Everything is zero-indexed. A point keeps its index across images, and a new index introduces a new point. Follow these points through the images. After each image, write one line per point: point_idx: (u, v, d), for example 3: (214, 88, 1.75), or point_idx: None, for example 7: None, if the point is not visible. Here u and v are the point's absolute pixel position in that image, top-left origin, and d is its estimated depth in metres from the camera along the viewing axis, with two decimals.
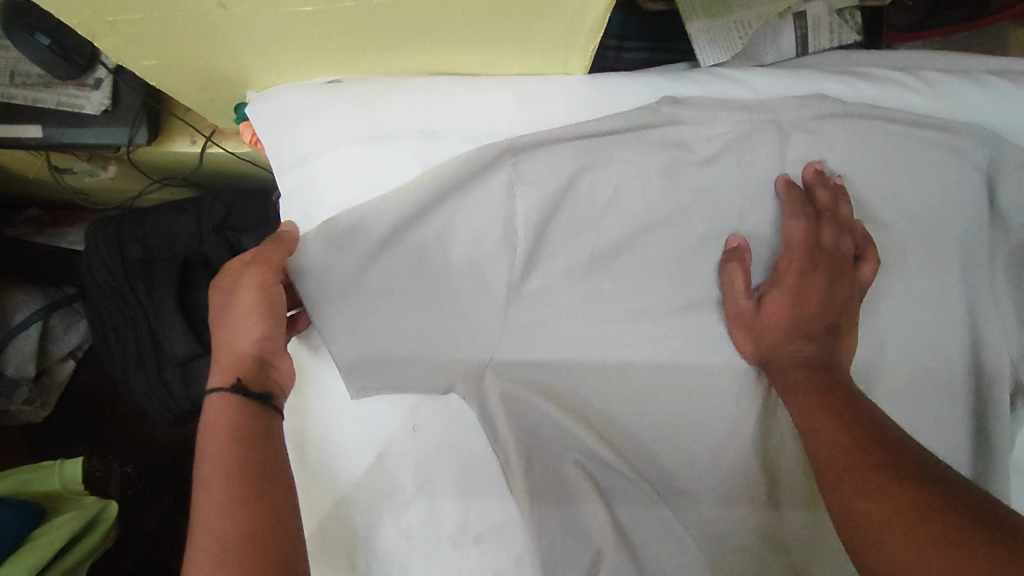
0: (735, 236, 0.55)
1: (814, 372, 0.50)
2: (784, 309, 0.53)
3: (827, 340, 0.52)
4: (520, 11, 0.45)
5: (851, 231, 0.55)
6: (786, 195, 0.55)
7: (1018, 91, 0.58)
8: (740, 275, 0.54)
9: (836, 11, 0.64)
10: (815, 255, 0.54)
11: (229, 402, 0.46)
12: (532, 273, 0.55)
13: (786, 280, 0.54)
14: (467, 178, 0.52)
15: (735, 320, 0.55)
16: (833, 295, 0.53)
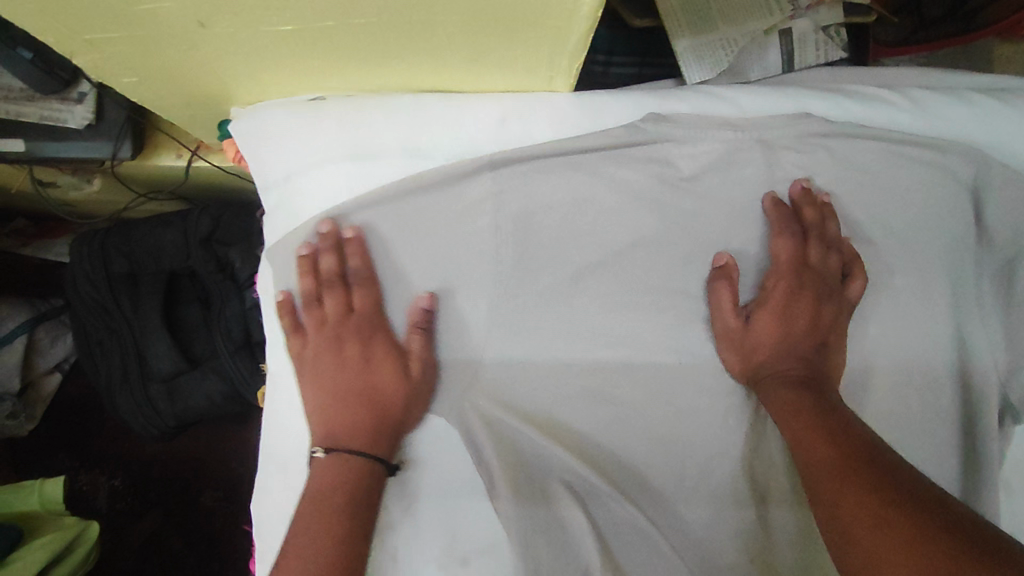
0: (723, 253, 0.55)
1: (804, 390, 0.50)
2: (772, 327, 0.53)
3: (816, 358, 0.53)
4: (503, 29, 0.45)
5: (838, 249, 0.55)
6: (774, 212, 0.55)
7: (1003, 108, 0.58)
8: (729, 293, 0.53)
9: (822, 28, 0.65)
10: (804, 274, 0.54)
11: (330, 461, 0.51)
12: (518, 291, 0.55)
13: (776, 299, 0.54)
14: (445, 183, 0.55)
15: (723, 337, 0.54)
16: (822, 313, 0.53)
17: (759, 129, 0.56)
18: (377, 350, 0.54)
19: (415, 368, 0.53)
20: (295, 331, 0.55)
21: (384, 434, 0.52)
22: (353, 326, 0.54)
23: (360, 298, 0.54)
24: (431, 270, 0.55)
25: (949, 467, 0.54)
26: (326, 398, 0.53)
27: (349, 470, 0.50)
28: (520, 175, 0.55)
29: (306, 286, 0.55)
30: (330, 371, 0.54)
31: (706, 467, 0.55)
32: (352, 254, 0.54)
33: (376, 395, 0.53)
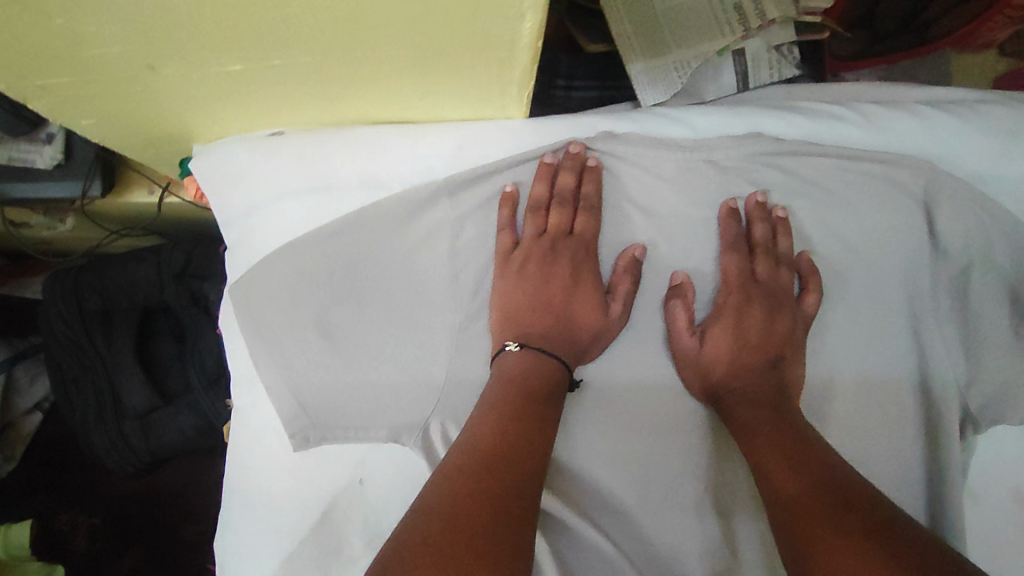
0: (678, 273, 0.55)
1: (764, 403, 0.51)
2: (726, 344, 0.54)
3: (772, 372, 0.53)
4: (448, 61, 0.46)
5: (790, 262, 0.56)
6: (725, 222, 0.56)
7: (949, 120, 0.59)
8: (683, 310, 0.54)
9: (775, 47, 0.66)
10: (750, 288, 0.55)
11: (524, 357, 0.51)
12: (479, 318, 0.55)
13: (729, 313, 0.54)
14: (404, 217, 0.55)
15: (681, 360, 0.54)
16: (774, 327, 0.54)
17: (707, 148, 0.56)
18: (586, 271, 0.55)
19: (613, 308, 0.54)
20: (507, 227, 0.55)
21: (575, 352, 0.53)
22: (573, 245, 0.55)
23: (581, 221, 0.55)
24: (391, 300, 0.55)
25: (914, 479, 0.54)
26: (514, 305, 0.54)
27: (537, 372, 0.51)
28: (475, 202, 0.55)
29: (538, 192, 0.55)
30: (540, 274, 0.54)
31: (670, 487, 0.54)
32: (588, 180, 0.55)
33: (566, 317, 0.54)
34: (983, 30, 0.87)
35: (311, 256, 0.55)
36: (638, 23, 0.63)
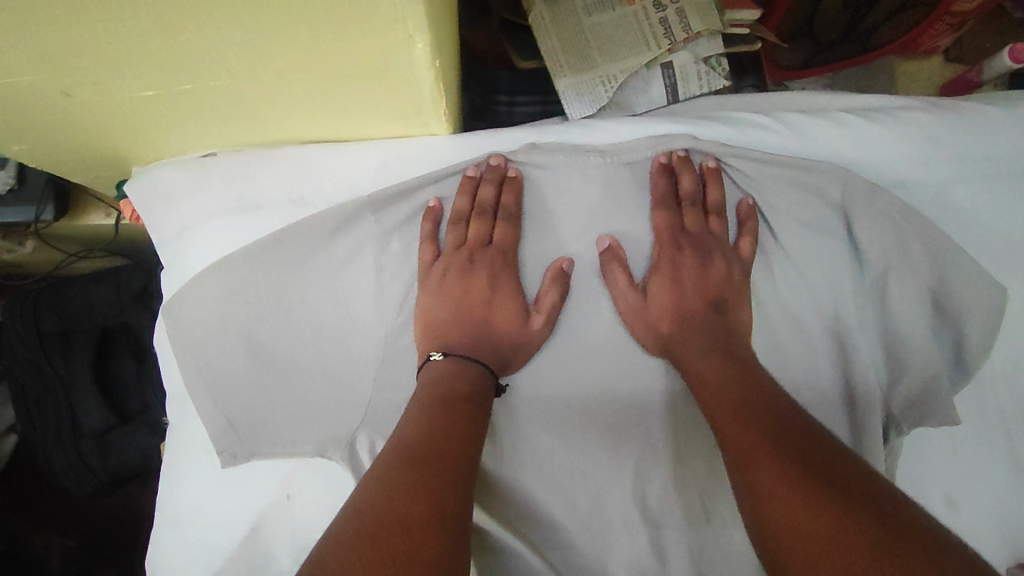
0: (604, 236, 0.56)
1: (723, 370, 0.50)
2: (667, 298, 0.55)
3: (715, 318, 0.54)
4: (355, 81, 0.47)
5: (722, 211, 0.57)
6: (656, 178, 0.57)
7: (870, 126, 0.59)
8: (620, 267, 0.55)
9: (703, 60, 0.66)
10: (683, 239, 0.56)
11: (450, 366, 0.52)
12: (406, 331, 0.56)
13: (664, 267, 0.56)
14: (329, 234, 0.55)
15: (629, 313, 0.55)
16: (709, 275, 0.55)
17: (628, 152, 0.57)
18: (504, 282, 0.56)
19: (535, 319, 0.55)
20: (428, 239, 0.56)
21: (499, 361, 0.54)
22: (492, 255, 0.56)
23: (501, 230, 0.56)
24: (318, 316, 0.55)
25: None
26: (438, 318, 0.55)
27: (462, 372, 0.52)
28: (401, 217, 0.57)
29: (459, 205, 0.56)
30: (459, 288, 0.55)
31: (597, 496, 0.55)
32: (507, 191, 0.56)
33: (488, 329, 0.55)
34: (927, 38, 0.87)
35: (234, 279, 0.55)
36: (564, 40, 0.64)
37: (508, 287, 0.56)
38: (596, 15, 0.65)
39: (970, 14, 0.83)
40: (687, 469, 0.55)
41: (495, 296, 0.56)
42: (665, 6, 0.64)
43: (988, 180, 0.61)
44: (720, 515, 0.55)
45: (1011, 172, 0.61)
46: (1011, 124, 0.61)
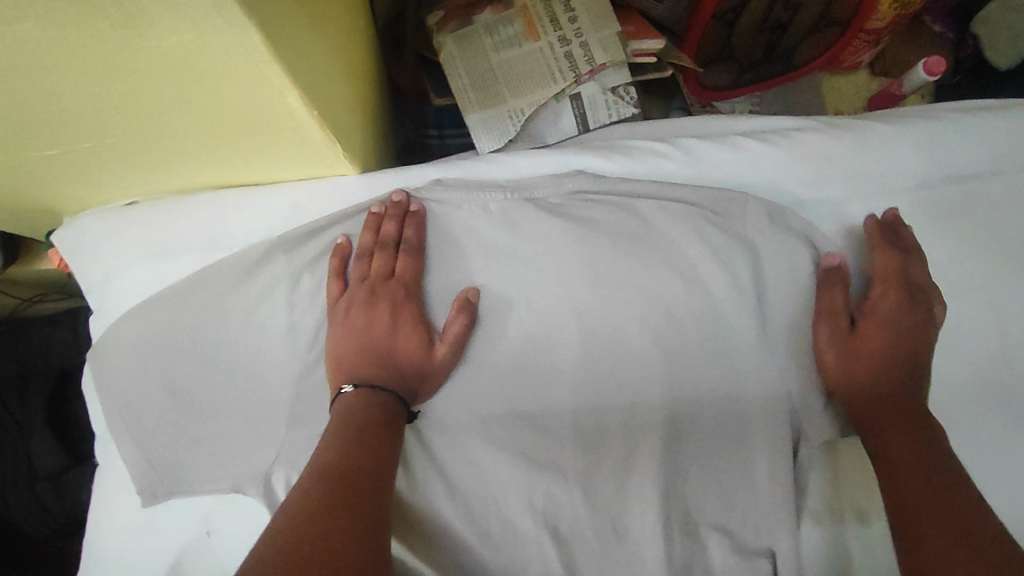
0: (834, 254, 0.59)
1: (910, 420, 0.53)
2: (868, 347, 0.56)
3: (914, 375, 0.55)
4: (245, 133, 0.49)
5: (925, 271, 0.59)
6: (876, 232, 0.60)
7: (765, 148, 0.62)
8: (834, 294, 0.58)
9: (611, 89, 0.68)
10: (905, 285, 0.58)
11: (361, 396, 0.52)
12: (319, 364, 0.57)
13: (887, 308, 0.57)
14: (242, 273, 0.57)
15: (828, 332, 0.57)
16: (907, 324, 0.57)
17: (528, 188, 0.60)
18: (406, 312, 0.56)
19: (439, 349, 0.56)
20: (336, 274, 0.58)
21: (407, 391, 0.55)
22: (394, 288, 0.57)
23: (402, 262, 0.57)
24: (233, 354, 0.57)
25: (744, 494, 0.57)
26: (344, 351, 0.55)
27: (368, 402, 0.52)
28: (311, 255, 0.59)
29: (365, 241, 0.58)
30: (363, 320, 0.55)
31: (510, 522, 0.55)
32: (411, 227, 0.58)
33: (393, 360, 0.55)
34: (847, 55, 0.90)
35: (152, 324, 0.57)
36: (473, 77, 0.67)
37: (410, 316, 0.56)
38: (504, 52, 0.67)
39: (882, 32, 0.86)
40: (598, 490, 0.56)
41: (398, 325, 0.56)
42: (570, 41, 0.67)
43: (887, 196, 0.62)
44: (630, 535, 0.56)
45: (907, 186, 0.62)
46: (904, 139, 0.62)
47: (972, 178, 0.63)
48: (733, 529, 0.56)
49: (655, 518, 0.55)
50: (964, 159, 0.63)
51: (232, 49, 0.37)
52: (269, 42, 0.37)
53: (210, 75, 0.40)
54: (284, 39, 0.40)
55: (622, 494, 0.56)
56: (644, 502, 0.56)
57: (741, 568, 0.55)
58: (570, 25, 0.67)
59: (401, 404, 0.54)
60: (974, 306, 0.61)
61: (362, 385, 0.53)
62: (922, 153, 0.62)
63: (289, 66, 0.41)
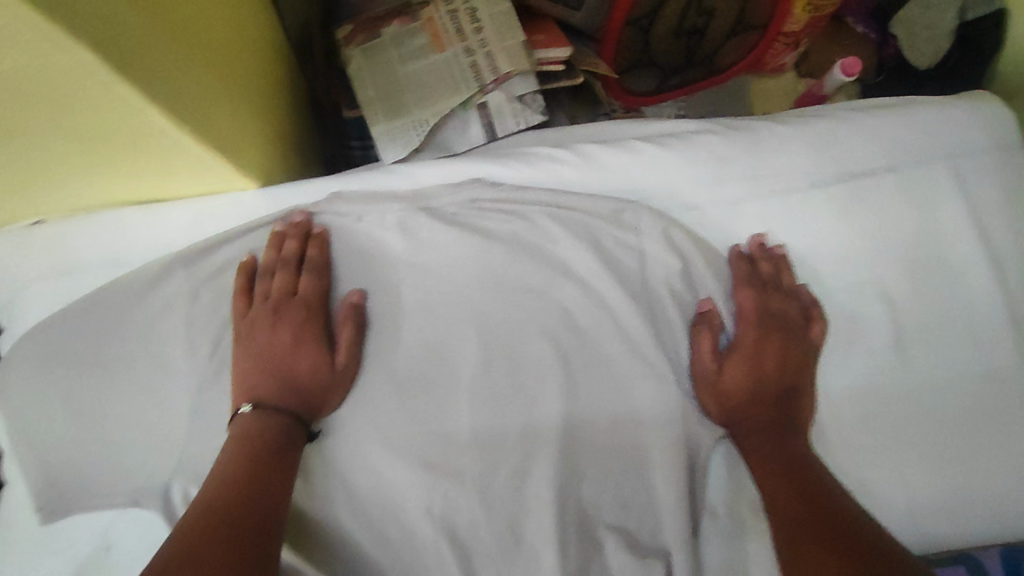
0: (707, 300, 0.61)
1: (773, 434, 0.56)
2: (732, 390, 0.59)
3: (785, 400, 0.58)
4: (122, 150, 0.48)
5: (797, 296, 0.62)
6: (758, 251, 0.62)
7: (663, 153, 0.62)
8: (702, 345, 0.59)
9: (518, 97, 0.69)
10: (768, 321, 0.60)
11: (255, 417, 0.53)
12: (220, 377, 0.58)
13: (748, 344, 0.60)
14: (141, 289, 0.58)
15: (701, 381, 0.59)
16: (779, 352, 0.59)
17: (425, 199, 0.62)
18: (309, 328, 0.57)
19: (339, 358, 0.57)
20: (243, 290, 0.58)
21: (312, 407, 0.56)
22: (297, 307, 0.58)
23: (305, 282, 0.58)
24: (133, 368, 0.58)
25: (640, 494, 0.58)
26: (248, 372, 0.56)
27: (266, 425, 0.53)
28: (213, 268, 0.60)
29: (267, 259, 0.59)
30: (266, 338, 0.56)
31: (409, 528, 0.56)
32: (313, 245, 0.59)
33: (296, 377, 0.56)
34: (770, 57, 0.92)
35: (49, 341, 0.57)
36: (381, 89, 0.67)
37: (310, 330, 0.57)
38: (411, 64, 0.68)
39: (802, 35, 0.88)
40: (496, 494, 0.56)
41: (298, 339, 0.57)
42: (475, 52, 0.68)
43: (783, 197, 0.63)
44: (528, 539, 0.56)
45: (803, 186, 0.63)
46: (800, 140, 0.63)
47: (866, 175, 0.64)
48: (631, 529, 0.57)
49: (551, 521, 0.55)
50: (859, 157, 0.64)
51: (93, 88, 0.38)
52: (127, 79, 0.38)
53: (81, 110, 0.40)
54: (150, 72, 0.40)
55: (519, 498, 0.57)
56: (541, 505, 0.56)
57: (637, 567, 0.55)
58: (475, 36, 0.68)
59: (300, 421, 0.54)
60: (865, 302, 0.63)
61: (264, 405, 0.54)
62: (818, 153, 0.63)
63: (159, 98, 0.42)
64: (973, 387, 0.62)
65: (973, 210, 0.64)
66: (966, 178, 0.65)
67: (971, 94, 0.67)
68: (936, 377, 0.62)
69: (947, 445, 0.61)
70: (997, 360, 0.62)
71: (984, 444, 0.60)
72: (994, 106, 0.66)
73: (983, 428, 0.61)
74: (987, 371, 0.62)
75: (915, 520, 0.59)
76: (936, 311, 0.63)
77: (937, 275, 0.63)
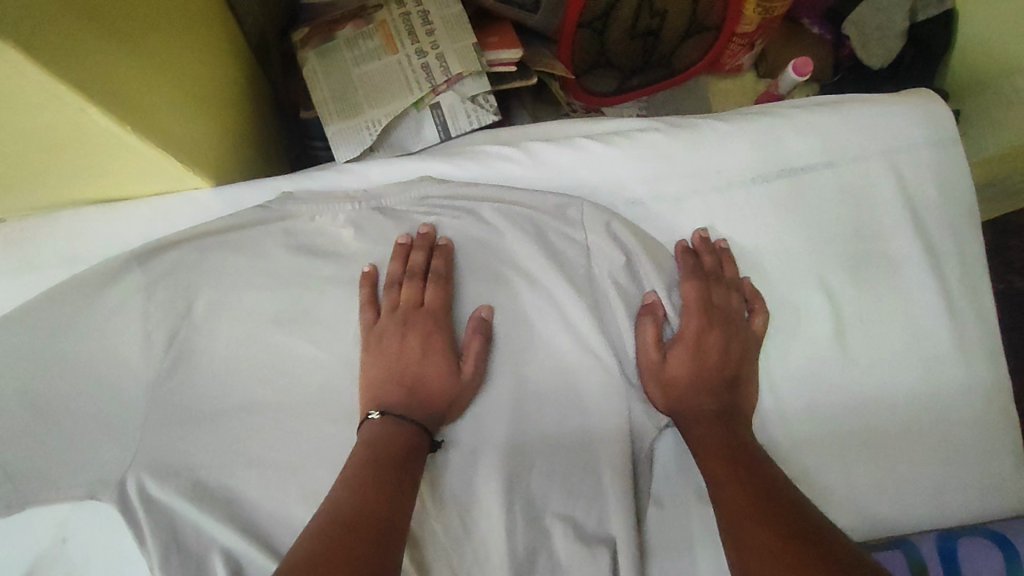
0: (651, 293, 0.62)
1: (720, 428, 0.56)
2: (678, 378, 0.59)
3: (725, 392, 0.59)
4: (71, 153, 0.50)
5: (739, 288, 0.63)
6: (703, 245, 0.64)
7: (606, 151, 0.66)
8: (647, 335, 0.60)
9: (470, 98, 0.72)
10: (710, 314, 0.61)
11: (387, 423, 0.53)
12: (177, 370, 0.59)
13: (692, 334, 0.60)
14: (96, 284, 0.59)
15: (647, 370, 0.60)
16: (722, 345, 0.60)
17: (376, 197, 0.64)
18: (435, 341, 0.57)
19: (466, 368, 0.57)
20: (370, 304, 0.59)
21: (434, 417, 0.55)
22: (422, 318, 0.58)
23: (430, 292, 0.59)
24: (89, 362, 0.58)
25: (588, 484, 0.58)
26: (373, 379, 0.56)
27: (402, 435, 0.52)
28: (167, 265, 0.60)
29: (392, 270, 0.60)
30: (393, 349, 0.57)
31: None
32: (439, 256, 0.60)
33: (418, 388, 0.56)
34: (727, 57, 0.95)
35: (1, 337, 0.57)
36: (334, 90, 0.70)
37: (438, 343, 0.57)
38: (364, 65, 0.71)
39: (756, 35, 0.91)
40: (446, 484, 0.56)
41: (427, 348, 0.57)
42: (427, 53, 0.70)
43: (725, 192, 0.65)
44: (477, 528, 0.56)
45: (743, 181, 0.65)
46: (740, 137, 0.66)
47: (805, 172, 0.66)
48: (578, 518, 0.57)
49: (499, 511, 0.55)
50: (799, 153, 0.66)
51: (27, 88, 0.40)
52: (57, 74, 0.40)
53: (20, 113, 0.43)
54: (83, 70, 0.43)
55: (468, 487, 0.56)
56: (491, 496, 0.56)
57: (584, 556, 0.56)
58: (427, 38, 0.71)
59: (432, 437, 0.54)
60: (809, 293, 0.64)
61: (392, 412, 0.54)
62: (757, 151, 0.66)
63: (94, 95, 0.44)
64: (915, 373, 0.64)
65: (910, 204, 0.66)
66: (903, 172, 0.67)
67: (910, 93, 0.70)
68: (879, 364, 0.63)
69: (889, 431, 0.62)
70: (936, 349, 0.64)
71: (921, 429, 0.62)
72: (935, 104, 0.68)
73: (922, 415, 0.63)
74: (928, 360, 0.64)
75: (856, 506, 0.61)
76: (877, 301, 0.64)
77: (877, 266, 0.65)
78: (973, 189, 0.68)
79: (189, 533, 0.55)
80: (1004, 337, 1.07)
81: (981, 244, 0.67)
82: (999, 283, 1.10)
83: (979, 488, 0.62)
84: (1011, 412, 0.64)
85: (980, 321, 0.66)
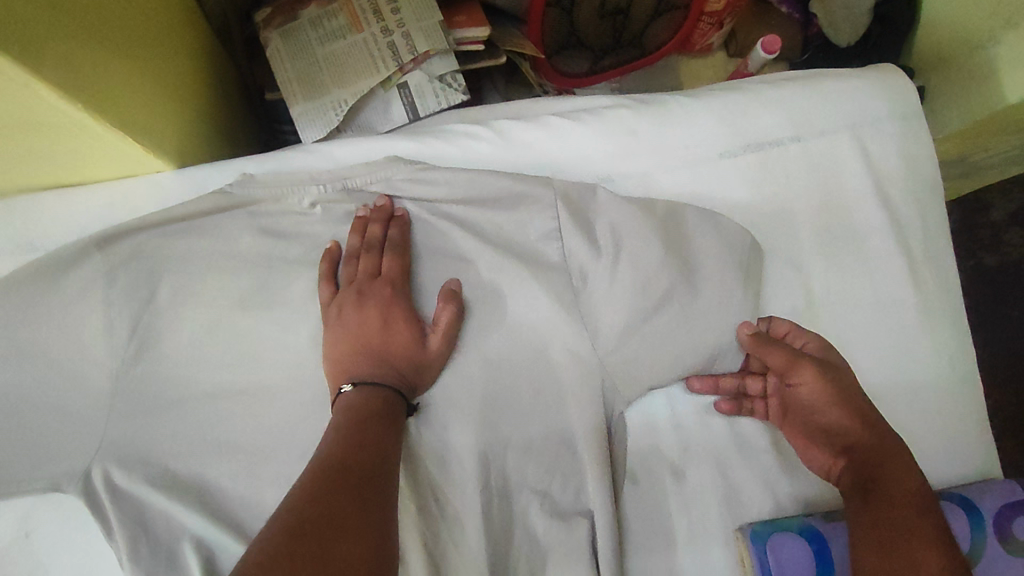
0: (745, 326, 0.60)
1: (909, 473, 0.54)
2: (860, 399, 0.58)
3: (884, 434, 0.56)
4: (21, 135, 0.48)
5: (816, 345, 0.61)
6: (749, 339, 0.59)
7: (574, 129, 0.65)
8: (777, 348, 0.59)
9: (438, 77, 0.72)
10: (829, 360, 0.60)
11: (363, 394, 0.51)
12: (143, 357, 0.58)
13: (824, 366, 0.59)
14: (54, 270, 0.56)
15: (809, 390, 0.58)
16: (848, 387, 0.58)
17: (342, 179, 0.62)
18: (397, 310, 0.56)
19: (434, 338, 0.56)
20: (327, 278, 0.58)
21: (407, 384, 0.54)
22: (382, 287, 0.57)
23: (388, 262, 0.58)
24: (50, 352, 0.56)
25: (566, 460, 0.58)
26: (338, 352, 0.55)
27: (375, 400, 0.51)
28: (129, 251, 0.59)
29: (352, 243, 0.59)
30: (354, 321, 0.55)
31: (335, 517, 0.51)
32: (396, 227, 0.60)
33: (388, 356, 0.54)
34: (697, 38, 0.96)
35: None
36: (299, 70, 0.69)
37: (399, 314, 0.56)
38: (329, 44, 0.70)
39: (724, 14, 0.92)
40: (422, 465, 0.55)
41: (388, 319, 0.55)
42: (393, 32, 0.70)
43: (694, 167, 0.66)
44: (453, 507, 0.56)
45: (711, 156, 0.66)
46: (708, 113, 0.66)
47: (773, 147, 0.66)
48: (553, 494, 0.58)
49: (475, 488, 0.55)
50: (767, 128, 0.66)
51: None
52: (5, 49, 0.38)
53: None
54: (33, 45, 0.41)
55: (442, 466, 0.56)
56: (467, 474, 0.56)
57: (561, 530, 0.57)
58: (392, 16, 0.70)
59: (406, 402, 0.53)
60: (778, 266, 0.65)
61: (361, 382, 0.52)
62: (724, 125, 0.66)
63: (44, 72, 0.42)
64: (884, 342, 0.65)
65: (875, 176, 0.67)
66: (869, 145, 0.68)
67: (876, 67, 0.70)
68: (848, 336, 0.64)
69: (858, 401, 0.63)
70: (902, 319, 0.65)
71: (887, 396, 0.63)
72: (896, 77, 0.69)
73: (891, 383, 0.64)
74: (896, 330, 0.65)
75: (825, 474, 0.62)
76: (844, 273, 0.65)
77: (844, 238, 0.66)
78: (937, 160, 0.69)
79: (158, 522, 0.53)
80: (974, 309, 1.10)
81: (945, 216, 0.68)
82: (970, 259, 1.12)
83: (945, 452, 0.63)
84: (972, 379, 0.65)
85: (945, 289, 0.67)
